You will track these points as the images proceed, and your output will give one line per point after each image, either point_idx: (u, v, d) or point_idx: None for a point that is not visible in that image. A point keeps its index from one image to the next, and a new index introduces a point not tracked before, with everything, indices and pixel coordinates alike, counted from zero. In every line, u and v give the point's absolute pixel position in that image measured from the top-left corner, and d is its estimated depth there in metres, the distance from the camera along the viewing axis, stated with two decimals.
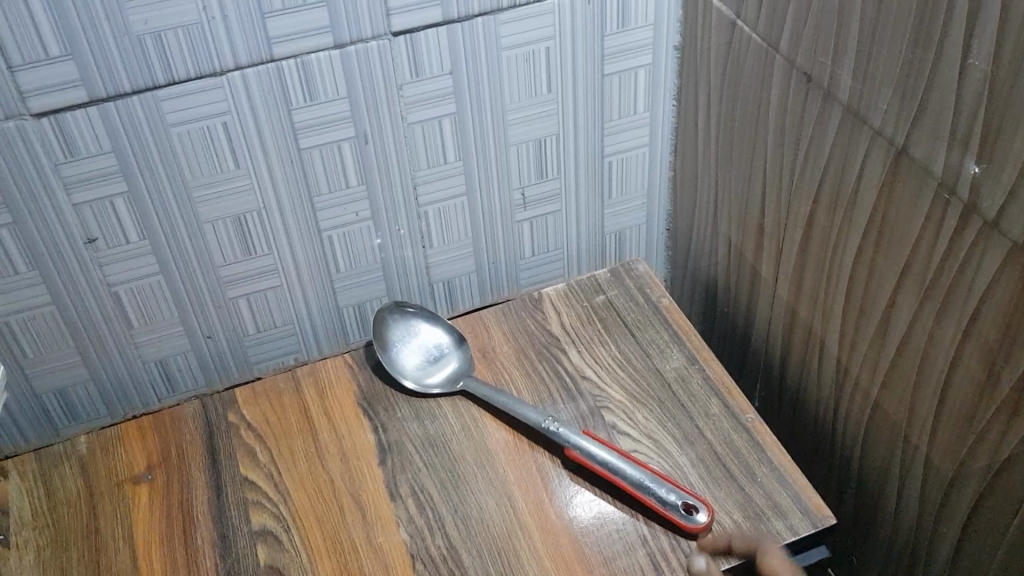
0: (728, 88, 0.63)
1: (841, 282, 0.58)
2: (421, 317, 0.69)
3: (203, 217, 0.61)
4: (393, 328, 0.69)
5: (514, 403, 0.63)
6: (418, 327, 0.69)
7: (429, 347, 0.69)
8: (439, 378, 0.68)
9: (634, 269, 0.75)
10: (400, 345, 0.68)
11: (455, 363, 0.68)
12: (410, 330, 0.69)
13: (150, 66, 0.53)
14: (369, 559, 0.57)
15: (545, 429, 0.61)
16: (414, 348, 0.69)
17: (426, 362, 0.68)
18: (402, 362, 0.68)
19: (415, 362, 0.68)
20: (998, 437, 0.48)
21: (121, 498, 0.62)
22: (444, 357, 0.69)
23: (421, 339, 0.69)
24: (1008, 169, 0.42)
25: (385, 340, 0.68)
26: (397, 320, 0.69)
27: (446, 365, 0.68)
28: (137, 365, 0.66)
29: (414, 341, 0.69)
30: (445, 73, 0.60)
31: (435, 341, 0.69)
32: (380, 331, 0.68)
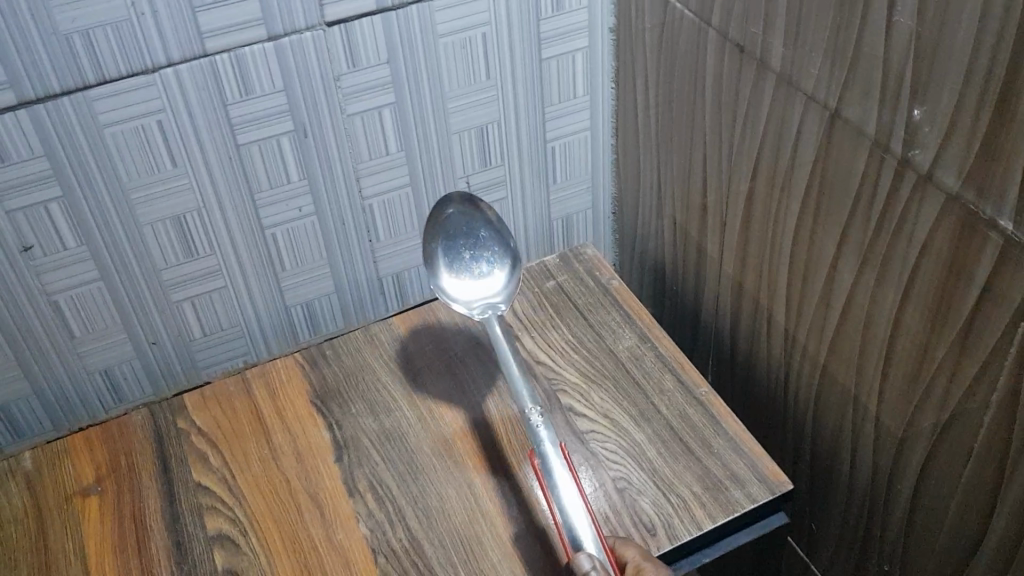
0: (665, 67, 0.63)
1: (784, 250, 0.58)
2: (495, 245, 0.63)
3: (142, 218, 0.59)
4: (469, 222, 0.64)
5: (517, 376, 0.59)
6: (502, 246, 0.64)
7: (480, 265, 0.63)
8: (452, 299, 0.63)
9: (583, 254, 0.75)
10: (459, 230, 0.64)
11: (481, 303, 0.63)
12: (489, 239, 0.63)
13: (79, 65, 0.52)
14: (329, 557, 0.57)
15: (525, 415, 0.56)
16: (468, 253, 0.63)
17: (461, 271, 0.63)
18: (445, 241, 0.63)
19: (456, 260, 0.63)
20: (942, 392, 0.49)
21: (70, 512, 0.61)
22: (480, 292, 0.63)
23: (488, 254, 0.63)
24: (938, 122, 0.42)
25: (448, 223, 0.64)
26: (480, 219, 0.64)
27: (473, 298, 0.63)
28: (81, 376, 0.65)
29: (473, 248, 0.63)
30: (382, 62, 0.60)
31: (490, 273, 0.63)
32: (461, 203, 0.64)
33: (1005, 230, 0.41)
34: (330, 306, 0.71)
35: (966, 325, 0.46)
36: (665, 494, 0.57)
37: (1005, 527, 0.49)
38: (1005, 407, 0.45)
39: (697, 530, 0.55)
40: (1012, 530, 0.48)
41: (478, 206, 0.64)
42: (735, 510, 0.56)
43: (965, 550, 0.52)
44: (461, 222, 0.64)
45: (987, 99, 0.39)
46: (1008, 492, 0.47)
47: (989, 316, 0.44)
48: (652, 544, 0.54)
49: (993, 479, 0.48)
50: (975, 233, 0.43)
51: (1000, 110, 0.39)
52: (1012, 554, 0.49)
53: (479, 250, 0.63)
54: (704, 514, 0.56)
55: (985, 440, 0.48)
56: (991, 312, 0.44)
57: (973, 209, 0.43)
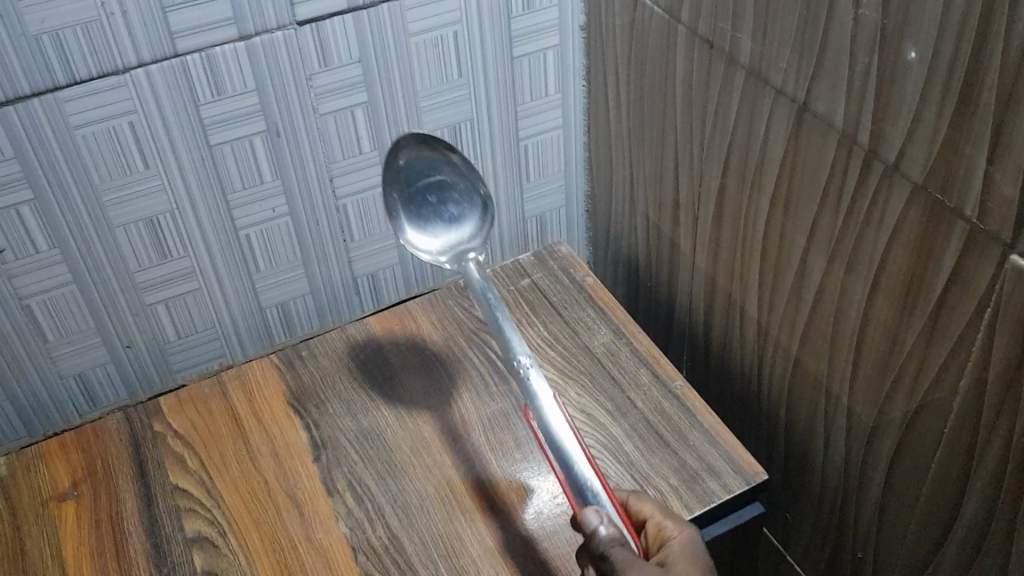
0: (635, 64, 0.64)
1: (755, 243, 0.59)
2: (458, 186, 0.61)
3: (114, 220, 0.59)
4: (428, 166, 0.61)
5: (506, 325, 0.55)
6: (470, 189, 0.61)
7: (448, 209, 0.60)
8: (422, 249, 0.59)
9: (557, 251, 0.75)
10: (419, 178, 0.61)
11: (454, 250, 0.59)
12: (453, 183, 0.61)
13: (49, 66, 0.52)
14: (309, 556, 0.56)
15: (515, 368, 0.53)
16: (430, 197, 0.60)
17: (430, 217, 0.60)
18: (407, 189, 0.61)
19: (418, 208, 0.60)
20: (912, 380, 0.50)
21: (46, 517, 0.60)
22: (452, 238, 0.60)
23: (456, 199, 0.61)
24: (904, 112, 0.43)
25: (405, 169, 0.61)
26: (438, 161, 0.61)
27: (445, 244, 0.60)
28: (54, 380, 0.64)
29: (434, 191, 0.61)
30: (354, 62, 0.60)
31: (459, 216, 0.60)
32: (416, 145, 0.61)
33: (970, 218, 0.42)
34: (305, 307, 0.70)
35: (934, 313, 0.47)
36: (642, 487, 0.58)
37: (974, 511, 0.50)
38: (972, 392, 0.46)
39: None
40: (981, 515, 0.49)
41: (437, 147, 0.61)
42: (711, 501, 0.56)
43: (936, 535, 0.53)
44: (423, 167, 0.61)
45: (951, 88, 0.40)
46: (977, 476, 0.48)
47: (955, 304, 0.45)
48: None
49: (962, 464, 0.49)
50: (941, 222, 0.44)
51: (964, 99, 0.40)
52: (981, 538, 0.50)
53: (447, 195, 0.61)
54: (680, 505, 0.56)
55: (953, 426, 0.48)
56: (958, 300, 0.45)
57: (938, 198, 0.43)
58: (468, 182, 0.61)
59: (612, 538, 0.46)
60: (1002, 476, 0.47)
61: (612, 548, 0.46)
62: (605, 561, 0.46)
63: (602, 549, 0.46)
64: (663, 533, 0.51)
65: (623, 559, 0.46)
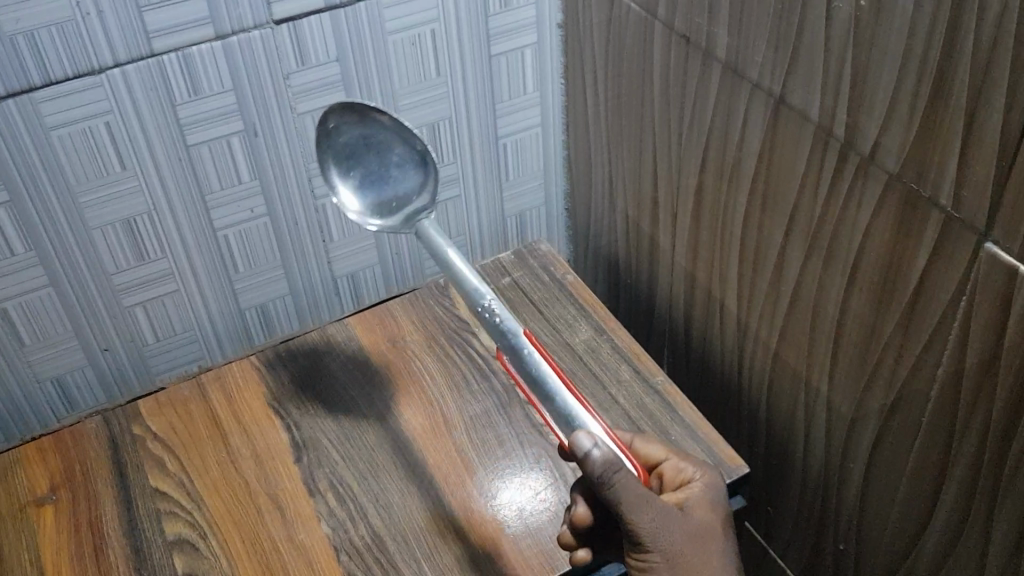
0: (612, 61, 0.64)
1: (733, 238, 0.59)
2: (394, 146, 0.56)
3: (91, 222, 0.59)
4: (358, 131, 0.56)
5: (458, 270, 0.49)
6: (407, 145, 0.56)
7: (391, 173, 0.56)
8: (362, 218, 0.56)
9: (538, 249, 0.76)
10: (354, 144, 0.57)
11: (400, 214, 0.56)
12: (391, 143, 0.56)
13: (23, 67, 0.51)
14: (291, 556, 0.56)
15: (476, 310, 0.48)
16: (369, 164, 0.57)
17: (370, 182, 0.57)
18: (344, 155, 0.57)
19: (357, 177, 0.57)
20: (891, 370, 0.50)
21: (24, 522, 0.59)
22: (398, 200, 0.56)
23: (395, 157, 0.56)
24: (879, 103, 0.43)
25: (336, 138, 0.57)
26: (365, 124, 0.56)
27: (389, 209, 0.56)
28: (31, 384, 0.63)
29: (371, 157, 0.57)
30: (331, 61, 0.60)
31: (402, 179, 0.56)
32: (346, 114, 0.56)
33: (945, 208, 0.42)
34: (285, 308, 0.70)
35: (911, 303, 0.47)
36: None
37: (953, 500, 0.50)
38: (949, 382, 0.47)
39: None
40: (960, 503, 0.50)
41: (367, 115, 0.56)
42: None
43: (916, 525, 0.54)
44: (354, 134, 0.56)
45: (925, 78, 0.40)
46: (955, 465, 0.49)
47: (931, 294, 0.45)
48: None
49: (940, 454, 0.49)
50: (916, 212, 0.44)
51: (938, 89, 0.40)
52: (961, 526, 0.50)
53: (384, 156, 0.56)
54: None
55: (931, 416, 0.49)
56: (934, 289, 0.45)
57: (914, 187, 0.44)
58: (404, 139, 0.56)
59: (611, 460, 0.42)
60: (980, 464, 0.47)
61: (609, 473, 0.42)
62: (599, 481, 0.42)
63: (595, 472, 0.42)
64: (684, 476, 0.51)
65: (619, 486, 0.43)
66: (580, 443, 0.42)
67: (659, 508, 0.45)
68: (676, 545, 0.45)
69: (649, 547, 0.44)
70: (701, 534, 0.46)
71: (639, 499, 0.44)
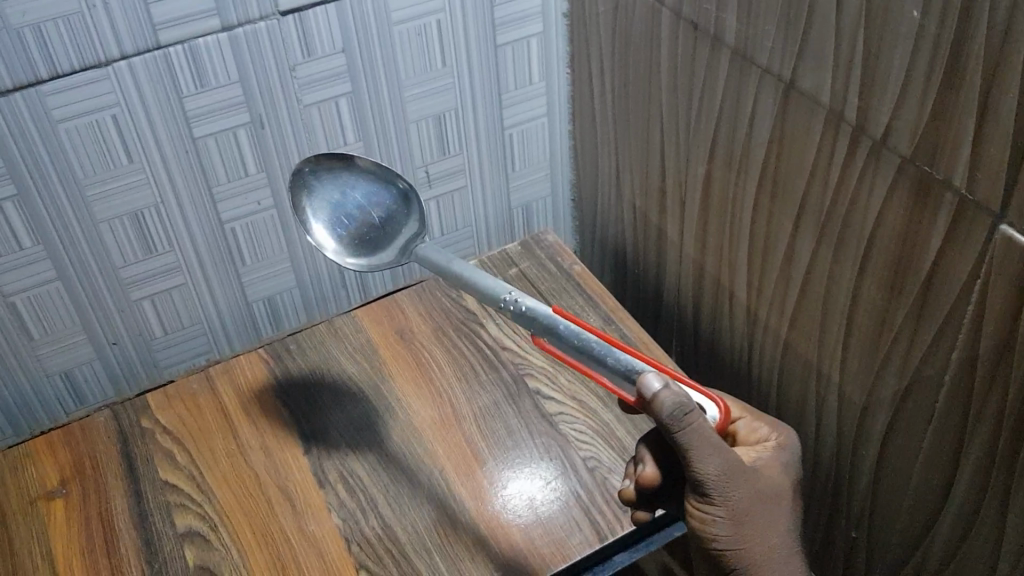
0: (619, 50, 0.64)
1: (742, 227, 0.59)
2: (373, 187, 0.57)
3: (99, 215, 0.59)
4: (335, 180, 0.57)
5: (469, 278, 0.48)
6: (384, 183, 0.57)
7: (374, 211, 0.56)
8: (354, 261, 0.55)
9: (544, 240, 0.77)
10: (332, 194, 0.57)
11: (391, 250, 0.55)
12: (370, 185, 0.57)
13: (30, 59, 0.51)
14: (303, 547, 0.56)
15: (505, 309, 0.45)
16: (348, 210, 0.56)
17: (356, 225, 0.56)
18: (324, 205, 0.57)
19: (337, 223, 0.56)
20: (903, 357, 0.50)
21: (35, 516, 0.60)
22: (386, 239, 0.56)
23: (376, 196, 0.57)
24: (891, 86, 0.43)
25: (315, 191, 0.57)
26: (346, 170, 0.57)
27: (380, 247, 0.56)
28: (40, 378, 0.63)
29: (349, 203, 0.57)
30: (337, 52, 0.60)
31: (386, 217, 0.56)
32: (318, 168, 0.57)
33: (959, 190, 0.42)
34: (292, 301, 0.70)
35: (923, 288, 0.47)
36: None
37: (967, 486, 0.50)
38: (963, 366, 0.46)
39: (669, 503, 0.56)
40: (974, 489, 0.50)
41: (344, 159, 0.57)
42: None
43: (930, 512, 0.54)
44: (332, 185, 0.57)
45: (938, 59, 0.40)
46: (970, 451, 0.49)
47: (944, 278, 0.45)
48: (625, 520, 0.56)
49: (954, 439, 0.49)
50: (930, 196, 0.44)
51: (951, 70, 0.40)
52: (975, 512, 0.50)
53: (363, 199, 0.57)
54: None
55: (945, 402, 0.49)
56: (946, 273, 0.45)
57: (927, 170, 0.43)
58: (382, 179, 0.57)
59: (682, 402, 0.40)
60: (995, 448, 0.47)
61: (678, 413, 0.40)
62: (666, 423, 0.40)
63: (663, 414, 0.40)
64: (757, 434, 0.49)
65: (686, 432, 0.40)
66: (646, 383, 0.40)
67: (731, 460, 0.43)
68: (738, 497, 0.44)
69: (715, 499, 0.43)
70: (769, 493, 0.46)
71: (712, 448, 0.42)
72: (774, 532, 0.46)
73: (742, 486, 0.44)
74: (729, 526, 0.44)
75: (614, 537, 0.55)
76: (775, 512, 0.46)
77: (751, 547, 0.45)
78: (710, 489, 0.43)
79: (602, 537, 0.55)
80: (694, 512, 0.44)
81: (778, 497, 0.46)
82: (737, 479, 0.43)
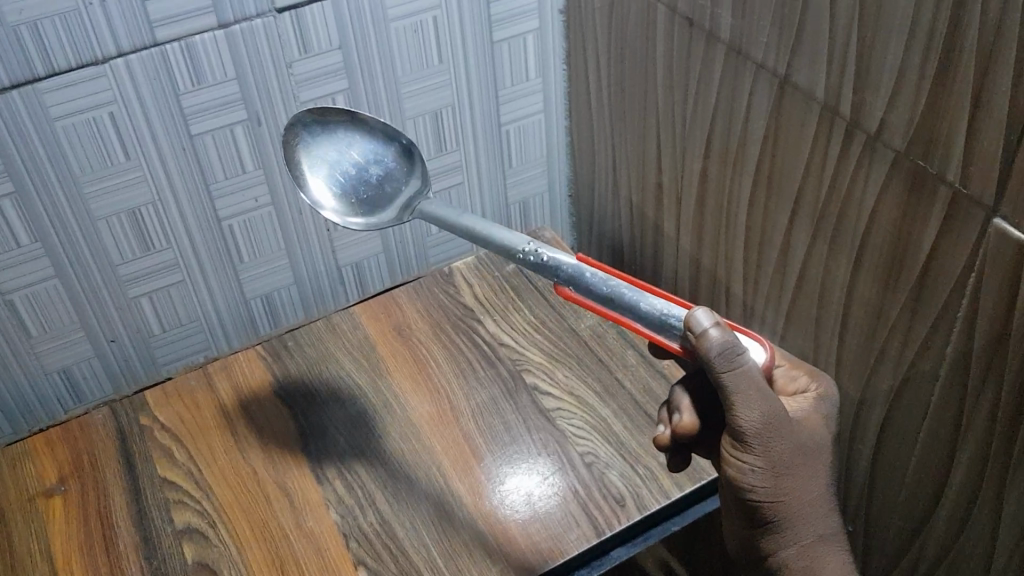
0: (615, 45, 0.64)
1: (738, 222, 0.59)
2: (371, 141, 0.56)
3: (96, 212, 0.59)
4: (331, 134, 0.56)
5: (486, 234, 0.48)
6: (384, 140, 0.57)
7: (369, 169, 0.56)
8: (350, 220, 0.55)
9: (541, 236, 0.79)
10: (325, 147, 0.56)
11: (390, 210, 0.55)
12: (367, 141, 0.56)
13: (28, 57, 0.51)
14: (301, 543, 0.56)
15: (525, 260, 0.46)
16: (341, 165, 0.56)
17: (354, 185, 0.56)
18: (321, 165, 0.56)
19: (330, 178, 0.56)
20: (898, 351, 0.50)
21: (34, 513, 0.60)
22: (382, 199, 0.56)
23: (374, 153, 0.56)
24: (885, 80, 0.43)
25: (309, 147, 0.56)
26: (347, 125, 0.56)
27: (376, 211, 0.56)
28: (39, 376, 0.64)
29: (343, 157, 0.56)
30: (334, 48, 0.60)
31: (383, 176, 0.56)
32: (313, 125, 0.56)
33: (953, 183, 0.42)
34: (290, 298, 0.70)
35: (918, 282, 0.47)
36: (633, 465, 0.59)
37: (963, 479, 0.50)
38: (958, 359, 0.47)
39: (665, 498, 0.57)
40: (970, 482, 0.50)
41: (352, 117, 0.56)
42: (702, 478, 0.57)
43: (926, 505, 0.54)
44: (328, 138, 0.56)
45: (932, 54, 0.40)
46: (965, 443, 0.49)
47: (939, 271, 0.45)
48: (622, 515, 0.56)
49: (950, 432, 0.50)
50: (924, 190, 0.44)
51: (945, 64, 0.40)
52: (971, 505, 0.50)
53: (361, 155, 0.56)
54: (671, 483, 0.58)
55: (940, 395, 0.49)
56: (941, 267, 0.45)
57: (921, 164, 0.44)
58: (385, 136, 0.57)
59: (727, 344, 0.40)
60: (990, 442, 0.47)
61: (723, 348, 0.40)
62: (713, 363, 0.41)
63: (710, 351, 0.40)
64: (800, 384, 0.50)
65: (731, 376, 0.41)
66: (691, 321, 0.41)
67: (777, 411, 0.43)
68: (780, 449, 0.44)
69: (755, 449, 0.44)
70: (808, 446, 0.46)
71: (757, 397, 0.42)
72: (811, 485, 0.47)
73: (786, 439, 0.44)
74: (765, 478, 0.45)
75: (612, 532, 0.55)
76: (813, 466, 0.47)
77: (786, 499, 0.46)
78: (750, 439, 0.43)
79: (599, 532, 0.55)
80: (730, 461, 0.45)
81: (816, 450, 0.47)
82: (779, 432, 0.44)
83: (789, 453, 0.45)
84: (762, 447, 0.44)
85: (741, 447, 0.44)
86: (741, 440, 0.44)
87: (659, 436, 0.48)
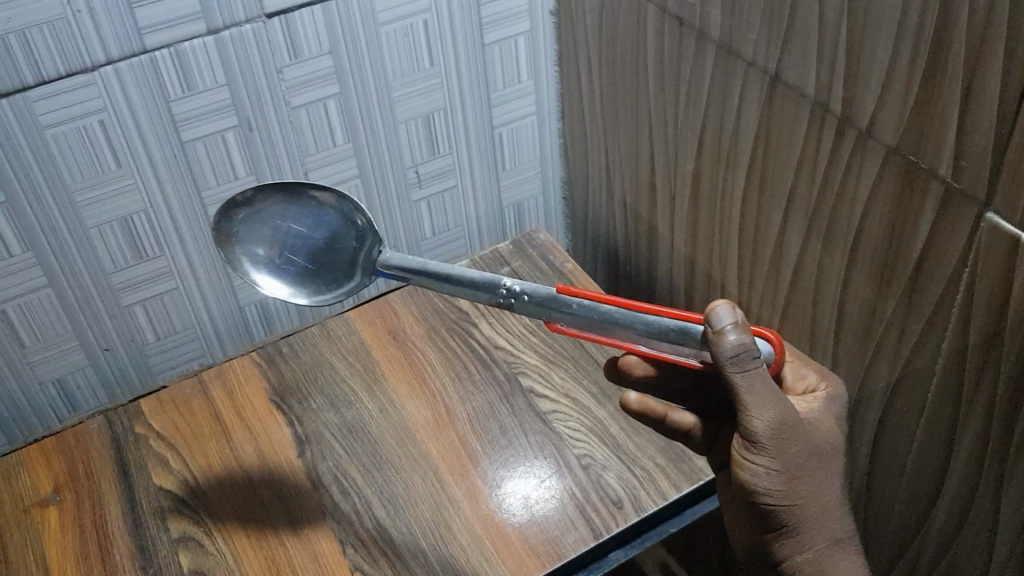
0: (606, 46, 0.63)
1: (732, 222, 0.59)
2: (315, 208, 0.51)
3: (88, 221, 0.58)
4: (259, 212, 0.52)
5: (454, 278, 0.46)
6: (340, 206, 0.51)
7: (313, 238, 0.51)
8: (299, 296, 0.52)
9: (535, 238, 0.78)
10: (255, 229, 0.52)
11: (340, 284, 0.51)
12: (314, 203, 0.51)
13: (16, 67, 0.51)
14: (297, 550, 0.56)
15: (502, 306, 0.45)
16: (281, 242, 0.52)
17: (300, 257, 0.52)
18: (255, 239, 0.52)
19: (272, 258, 0.52)
20: (894, 348, 0.50)
21: (29, 523, 0.59)
22: (327, 271, 0.52)
23: (319, 219, 0.51)
24: (876, 75, 0.43)
25: (238, 230, 0.52)
26: (282, 195, 0.51)
27: (327, 285, 0.52)
28: (33, 386, 0.63)
29: (280, 235, 0.52)
30: (324, 53, 0.60)
31: (327, 245, 0.51)
32: (239, 206, 0.52)
33: (945, 178, 0.42)
34: (284, 304, 0.70)
35: (912, 278, 0.47)
36: (630, 467, 0.59)
37: (961, 475, 0.50)
38: (954, 356, 0.46)
39: (663, 499, 0.57)
40: (968, 479, 0.49)
41: (294, 190, 0.51)
42: (699, 478, 0.57)
43: (926, 502, 0.54)
44: (257, 216, 0.52)
45: (922, 49, 0.40)
46: (962, 440, 0.49)
47: (933, 267, 0.45)
48: (619, 517, 0.56)
49: (947, 429, 0.49)
50: (916, 186, 0.44)
51: (935, 58, 0.40)
52: (969, 503, 0.50)
53: (300, 228, 0.51)
54: (668, 485, 0.57)
55: (937, 392, 0.49)
56: (935, 263, 0.45)
57: (912, 160, 0.43)
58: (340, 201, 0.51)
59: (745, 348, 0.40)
60: (987, 438, 0.47)
61: (737, 352, 0.40)
62: (725, 365, 0.40)
63: (724, 355, 0.40)
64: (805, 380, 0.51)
65: (743, 377, 0.41)
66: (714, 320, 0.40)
67: (788, 411, 0.43)
68: (794, 449, 0.44)
69: (769, 451, 0.43)
70: (820, 447, 0.46)
71: (768, 397, 0.42)
72: (827, 488, 0.46)
73: (798, 440, 0.44)
74: (779, 482, 0.45)
75: (609, 535, 0.55)
76: (827, 469, 0.46)
77: (802, 503, 0.46)
78: (764, 440, 0.43)
79: (597, 534, 0.55)
80: (742, 465, 0.45)
81: (828, 452, 0.47)
82: (791, 434, 0.44)
83: (802, 454, 0.44)
84: (775, 449, 0.43)
85: (756, 450, 0.43)
86: (756, 445, 0.43)
87: (620, 359, 0.54)
